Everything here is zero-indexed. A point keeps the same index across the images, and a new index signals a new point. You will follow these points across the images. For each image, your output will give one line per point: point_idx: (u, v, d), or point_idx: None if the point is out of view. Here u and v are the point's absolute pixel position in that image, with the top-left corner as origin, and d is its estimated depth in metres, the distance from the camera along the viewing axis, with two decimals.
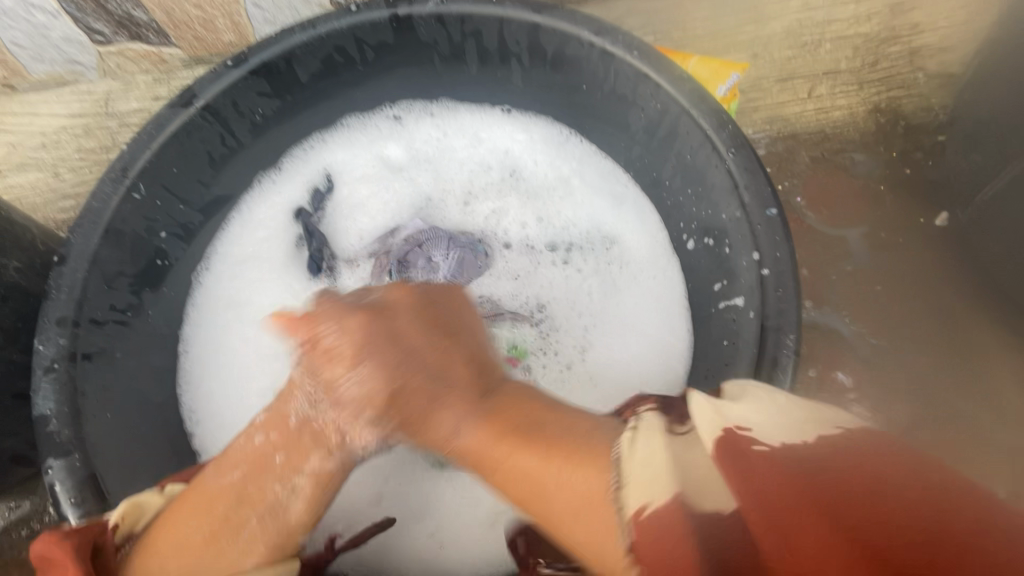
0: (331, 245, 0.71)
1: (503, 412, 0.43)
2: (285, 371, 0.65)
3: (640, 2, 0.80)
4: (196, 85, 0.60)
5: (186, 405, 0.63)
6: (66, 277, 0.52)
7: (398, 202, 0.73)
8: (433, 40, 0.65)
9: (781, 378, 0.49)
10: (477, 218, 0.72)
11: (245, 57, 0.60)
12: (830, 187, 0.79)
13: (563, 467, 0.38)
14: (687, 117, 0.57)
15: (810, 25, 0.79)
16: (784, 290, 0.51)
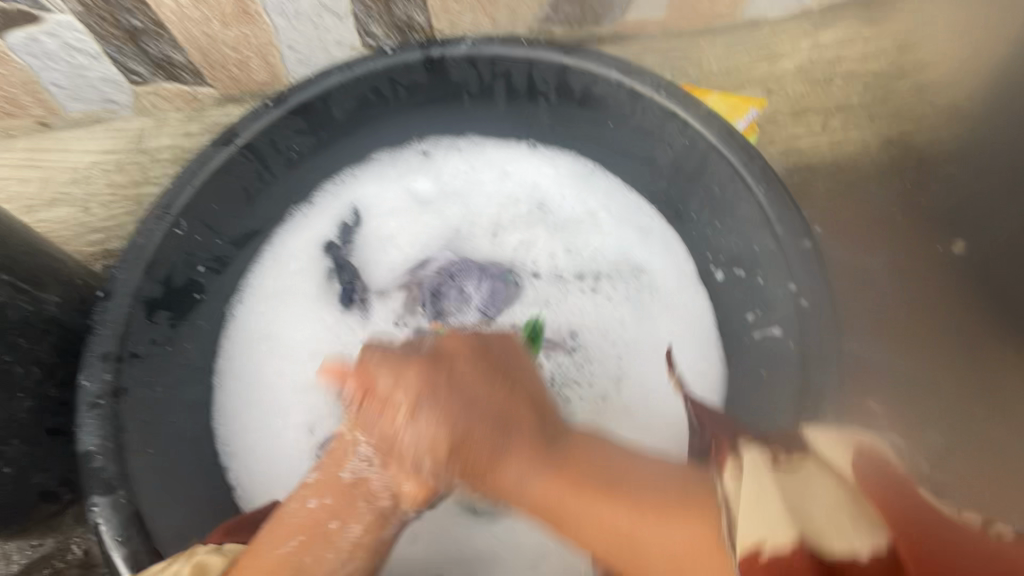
0: (363, 278, 0.71)
1: (584, 460, 0.46)
2: (320, 402, 0.65)
3: (657, 42, 0.83)
4: (236, 125, 0.62)
5: (220, 439, 0.63)
6: (111, 312, 0.54)
7: (427, 235, 0.73)
8: (464, 80, 0.68)
9: (828, 405, 0.52)
10: (506, 249, 0.72)
11: (285, 97, 0.63)
12: (849, 218, 0.80)
13: (653, 515, 0.40)
14: (715, 153, 0.59)
15: (821, 63, 0.83)
16: (824, 320, 0.54)
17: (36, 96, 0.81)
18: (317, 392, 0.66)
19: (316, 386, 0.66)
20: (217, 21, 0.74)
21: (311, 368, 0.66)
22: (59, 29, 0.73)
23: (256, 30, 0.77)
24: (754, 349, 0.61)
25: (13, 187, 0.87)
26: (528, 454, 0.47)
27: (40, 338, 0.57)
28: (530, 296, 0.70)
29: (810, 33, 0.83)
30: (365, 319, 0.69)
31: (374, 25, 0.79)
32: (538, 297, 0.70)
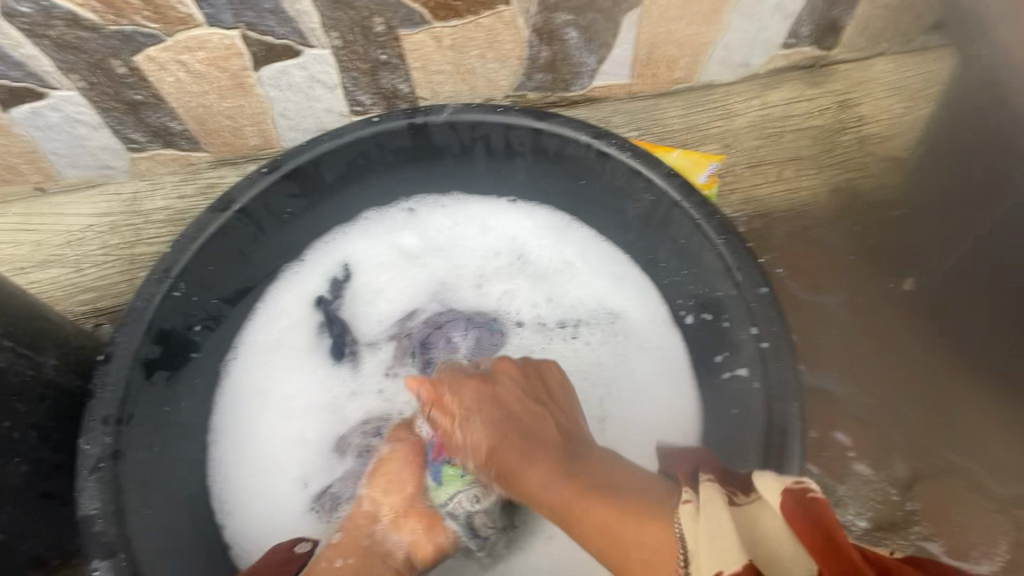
0: (352, 330, 0.74)
1: (590, 473, 0.51)
2: (314, 456, 0.68)
3: (624, 104, 0.91)
4: (233, 191, 0.65)
5: (216, 496, 0.64)
6: (111, 376, 0.56)
7: (414, 288, 0.77)
8: (447, 143, 0.73)
9: (792, 446, 0.53)
10: (490, 299, 0.77)
11: (278, 163, 0.66)
12: (807, 259, 0.86)
13: (623, 515, 0.45)
14: (679, 208, 0.65)
15: (771, 120, 0.90)
16: (783, 361, 0.56)
17: (35, 164, 0.85)
18: (309, 445, 0.68)
19: (309, 439, 0.68)
20: (214, 93, 0.80)
21: (304, 421, 0.69)
22: (62, 103, 0.77)
23: (251, 100, 0.82)
24: (722, 389, 0.63)
25: (6, 250, 0.89)
26: (547, 465, 0.52)
27: (38, 402, 0.59)
28: (516, 344, 0.74)
29: (760, 93, 0.91)
30: (356, 370, 0.72)
31: (362, 93, 0.85)
32: (524, 345, 0.74)
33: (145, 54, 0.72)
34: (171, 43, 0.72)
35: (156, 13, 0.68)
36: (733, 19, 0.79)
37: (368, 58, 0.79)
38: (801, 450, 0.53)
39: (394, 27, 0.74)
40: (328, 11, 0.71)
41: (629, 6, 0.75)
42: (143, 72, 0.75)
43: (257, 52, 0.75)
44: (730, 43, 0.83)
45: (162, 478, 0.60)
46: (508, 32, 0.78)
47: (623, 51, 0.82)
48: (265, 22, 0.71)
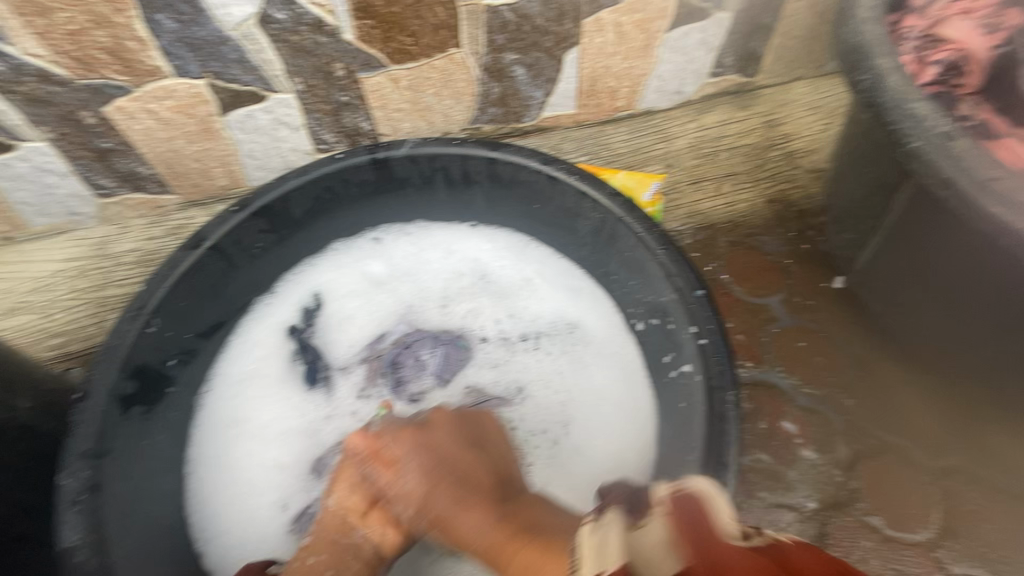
0: (325, 356, 0.77)
1: (523, 514, 0.53)
2: (290, 480, 0.70)
3: (572, 132, 0.99)
4: (204, 229, 0.69)
5: (194, 524, 0.66)
6: (88, 411, 0.58)
7: (383, 312, 0.81)
8: (407, 175, 0.78)
9: (730, 429, 0.59)
10: (455, 317, 0.81)
11: (248, 201, 0.70)
12: (748, 264, 0.94)
13: (542, 554, 0.45)
14: (623, 223, 0.71)
15: (707, 141, 0.99)
16: (720, 355, 0.62)
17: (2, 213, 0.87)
18: (287, 470, 0.70)
19: (285, 464, 0.70)
20: (182, 138, 0.83)
21: (280, 447, 0.71)
22: (31, 154, 0.80)
23: (218, 144, 0.86)
24: (671, 386, 0.68)
25: None
26: (481, 509, 0.53)
27: (12, 444, 0.60)
28: (480, 358, 0.79)
29: (694, 117, 1.00)
30: (330, 395, 0.75)
31: (326, 132, 0.90)
32: (488, 358, 0.79)
33: (115, 105, 0.76)
34: (140, 94, 0.76)
35: (126, 66, 0.72)
36: (663, 53, 0.88)
37: (330, 100, 0.84)
38: (739, 433, 0.59)
39: (354, 71, 0.80)
40: (291, 59, 0.76)
41: (568, 45, 0.83)
42: (112, 121, 0.78)
43: (223, 99, 0.79)
44: (663, 74, 0.92)
45: (139, 510, 0.61)
46: (460, 72, 0.84)
47: (567, 85, 0.90)
48: (231, 72, 0.76)
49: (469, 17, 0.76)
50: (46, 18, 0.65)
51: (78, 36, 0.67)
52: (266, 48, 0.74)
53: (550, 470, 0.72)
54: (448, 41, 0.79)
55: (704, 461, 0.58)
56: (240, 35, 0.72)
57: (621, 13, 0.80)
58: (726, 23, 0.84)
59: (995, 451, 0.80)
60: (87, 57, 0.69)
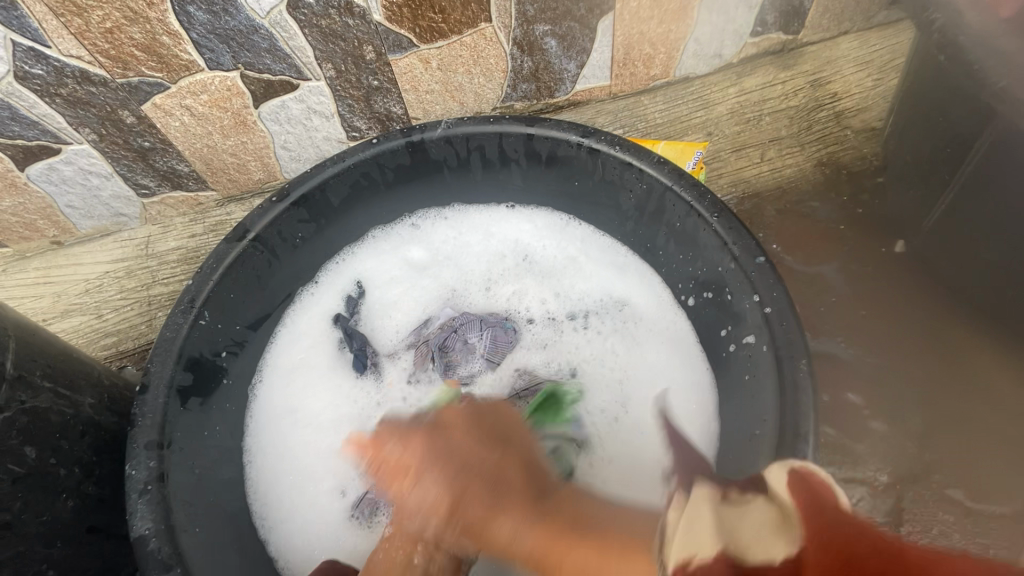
0: (372, 343, 0.77)
1: (564, 512, 0.54)
2: (348, 466, 0.70)
3: (606, 104, 0.96)
4: (246, 221, 0.69)
5: (257, 513, 0.66)
6: (150, 404, 0.58)
7: (426, 297, 0.80)
8: (443, 157, 0.76)
9: (805, 398, 0.55)
10: (501, 300, 0.80)
11: (287, 192, 0.70)
12: (799, 232, 0.90)
13: (599, 554, 0.47)
14: (672, 192, 0.68)
15: (749, 105, 0.94)
16: (787, 323, 0.59)
17: (51, 219, 0.89)
18: (343, 456, 0.70)
19: (340, 451, 0.70)
20: (218, 134, 0.84)
21: (335, 434, 0.71)
22: (75, 157, 0.81)
23: (253, 137, 0.86)
24: (731, 360, 0.66)
25: (28, 304, 0.92)
26: (517, 512, 0.53)
27: (80, 439, 0.62)
28: (528, 340, 0.77)
29: (735, 82, 0.95)
30: (379, 381, 0.74)
31: (358, 119, 0.89)
32: (536, 341, 0.77)
33: (152, 102, 0.77)
34: (176, 89, 0.76)
35: (161, 62, 0.72)
36: (701, 15, 0.83)
37: (361, 85, 0.83)
38: (815, 401, 0.56)
39: (384, 53, 0.79)
40: (321, 45, 0.75)
41: (602, 12, 0.80)
42: (150, 119, 0.79)
43: (256, 90, 0.79)
44: (701, 37, 0.87)
45: (205, 499, 0.61)
46: (491, 48, 0.82)
47: (601, 55, 0.87)
48: (262, 61, 0.75)
49: None
50: (83, 17, 0.65)
51: (113, 33, 0.67)
52: (296, 34, 0.73)
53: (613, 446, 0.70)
54: (478, 16, 0.77)
55: (777, 434, 0.56)
56: (271, 23, 0.71)
57: None
58: None
59: None
60: (124, 55, 0.70)
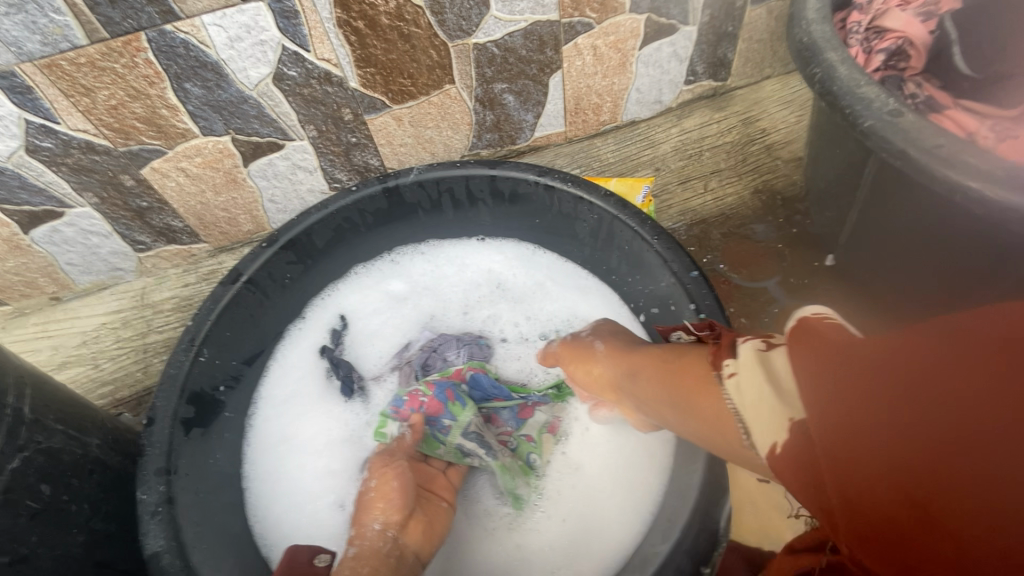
0: (357, 369, 0.84)
1: (676, 368, 0.51)
2: (341, 484, 0.76)
3: (564, 148, 1.07)
4: (239, 265, 0.74)
5: (259, 534, 0.71)
6: (157, 434, 0.63)
7: (407, 325, 0.88)
8: (417, 201, 0.84)
9: None
10: (477, 321, 0.88)
11: (275, 238, 0.76)
12: (744, 251, 0.99)
13: (690, 391, 0.47)
14: (619, 220, 0.76)
15: (691, 142, 1.07)
16: (720, 327, 0.66)
17: (52, 276, 0.96)
18: (337, 475, 0.76)
19: (335, 469, 0.76)
20: (210, 191, 0.92)
21: (328, 456, 0.77)
22: (77, 219, 0.88)
23: (242, 193, 0.94)
24: None
25: (27, 359, 0.96)
26: (648, 374, 0.55)
27: (89, 477, 0.66)
28: (502, 353, 0.86)
29: (676, 122, 1.08)
30: (367, 403, 0.81)
31: (339, 172, 0.98)
32: (509, 355, 0.86)
33: (150, 166, 0.85)
34: (173, 154, 0.84)
35: (160, 131, 0.81)
36: (638, 68, 0.96)
37: (340, 142, 0.92)
38: None
39: (361, 114, 0.89)
40: (303, 109, 0.85)
41: (552, 70, 0.91)
42: (148, 181, 0.87)
43: (246, 151, 0.88)
44: (641, 86, 1.00)
45: (213, 519, 0.66)
46: (456, 104, 0.93)
47: (555, 106, 0.98)
48: (251, 126, 0.85)
49: (460, 56, 0.85)
50: (91, 97, 0.73)
51: (117, 109, 0.76)
52: (281, 101, 0.83)
53: (585, 451, 0.77)
54: (443, 79, 0.87)
55: None
56: (259, 93, 0.81)
57: (596, 36, 0.88)
58: (693, 35, 0.93)
59: None
60: (126, 127, 0.78)
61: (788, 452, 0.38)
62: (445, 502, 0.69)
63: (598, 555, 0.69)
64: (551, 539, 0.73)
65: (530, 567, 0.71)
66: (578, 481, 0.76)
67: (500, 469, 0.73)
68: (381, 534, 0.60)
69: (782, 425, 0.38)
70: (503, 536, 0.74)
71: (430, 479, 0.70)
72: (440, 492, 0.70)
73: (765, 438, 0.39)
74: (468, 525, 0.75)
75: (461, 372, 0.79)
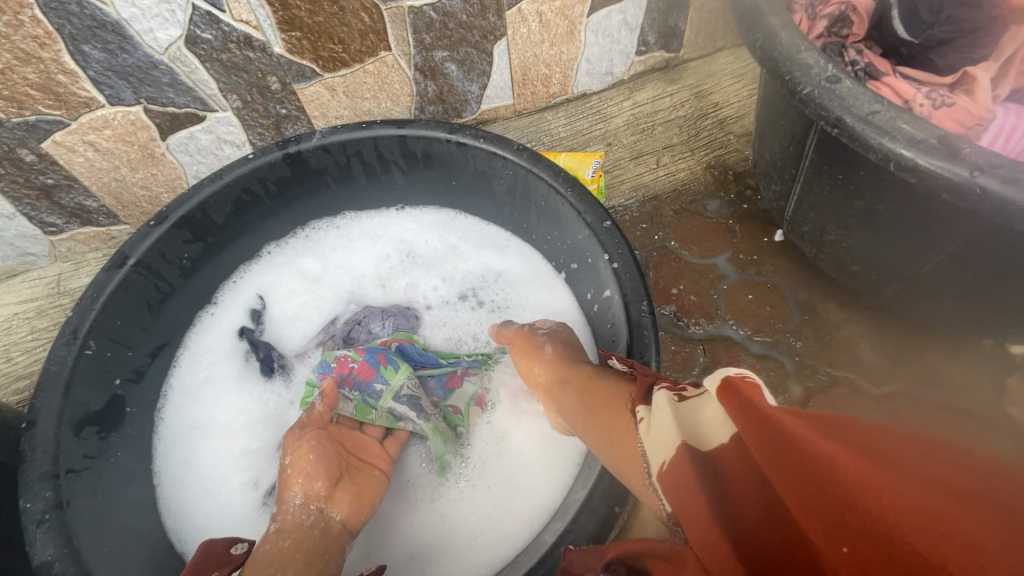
0: (279, 347, 0.80)
1: (598, 394, 0.52)
2: (260, 466, 0.73)
3: (512, 122, 1.03)
4: (126, 248, 0.68)
5: (171, 529, 0.68)
6: (39, 437, 0.58)
7: (329, 298, 0.85)
8: (324, 166, 0.78)
9: (646, 336, 0.61)
10: (398, 292, 0.85)
11: (165, 215, 0.70)
12: (696, 229, 0.97)
13: (607, 415, 0.49)
14: (532, 174, 0.73)
15: (643, 117, 1.04)
16: (632, 275, 0.64)
17: None
18: (255, 457, 0.73)
19: (252, 450, 0.74)
20: (126, 167, 0.85)
21: (246, 438, 0.74)
22: None
23: (163, 169, 0.87)
24: (599, 315, 0.72)
25: None
26: (573, 389, 0.57)
27: None
28: (430, 321, 0.84)
29: (628, 95, 1.05)
30: (288, 382, 0.78)
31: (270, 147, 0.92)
32: (436, 321, 0.84)
33: (53, 139, 0.76)
34: (77, 126, 0.76)
35: (58, 100, 0.72)
36: (587, 37, 0.92)
37: (269, 114, 0.87)
38: (658, 349, 0.60)
39: (289, 83, 0.82)
40: (224, 77, 0.78)
41: (495, 37, 0.87)
42: (52, 157, 0.78)
43: (162, 123, 0.81)
44: (591, 57, 0.96)
45: (116, 521, 0.62)
46: (394, 74, 0.87)
47: (500, 77, 0.94)
48: (166, 95, 0.78)
49: (394, 20, 0.79)
50: None
51: (5, 74, 0.67)
52: (198, 68, 0.76)
53: (505, 414, 0.76)
54: (377, 45, 0.82)
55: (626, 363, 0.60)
56: (170, 58, 0.73)
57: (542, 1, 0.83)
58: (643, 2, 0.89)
59: (930, 369, 0.83)
60: (18, 95, 0.70)
61: (673, 473, 0.36)
62: (377, 470, 0.68)
63: (520, 515, 0.68)
64: (473, 506, 0.71)
65: (451, 531, 0.69)
66: (500, 446, 0.74)
67: (432, 433, 0.71)
68: (303, 508, 0.59)
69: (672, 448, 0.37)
70: (426, 505, 0.72)
71: (362, 447, 0.69)
72: (373, 461, 0.68)
73: (656, 457, 0.38)
74: (396, 499, 0.72)
75: (385, 343, 0.77)
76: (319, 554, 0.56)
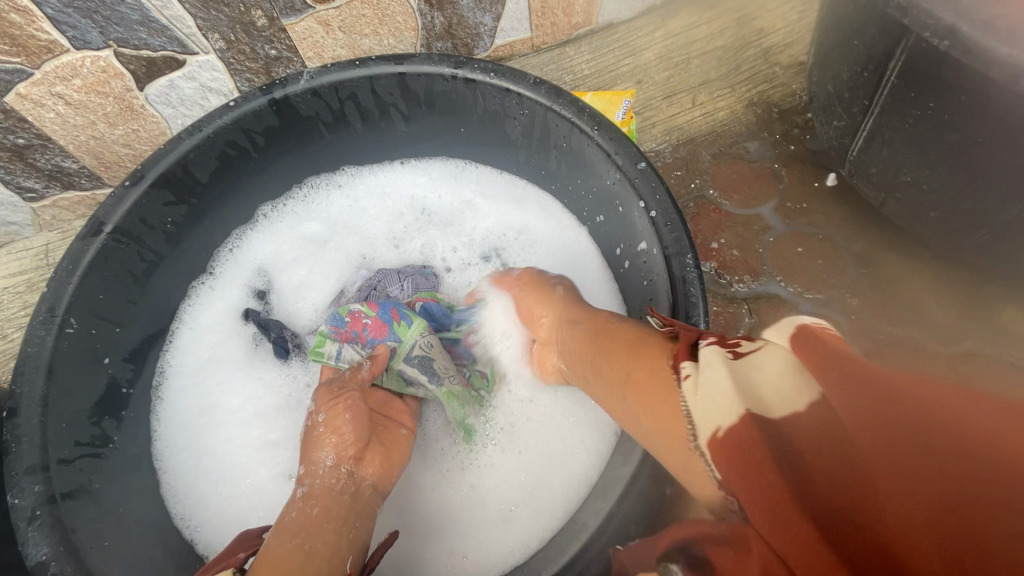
0: (290, 325, 0.74)
1: (615, 347, 0.47)
2: (281, 455, 0.69)
3: (530, 59, 0.92)
4: (101, 213, 0.61)
5: (178, 513, 0.65)
6: (24, 427, 0.53)
7: (336, 270, 0.78)
8: (314, 112, 0.69)
9: (694, 291, 0.53)
10: (413, 255, 0.78)
11: (141, 173, 0.62)
12: (735, 174, 0.88)
13: (634, 373, 0.43)
14: (552, 112, 0.63)
15: (677, 48, 0.92)
16: (672, 223, 0.56)
17: None
18: (275, 446, 0.69)
19: (272, 441, 0.69)
20: (103, 123, 0.76)
21: (262, 427, 0.70)
22: None
23: (144, 122, 0.79)
24: (633, 269, 0.64)
25: None
26: (581, 343, 0.51)
27: None
28: (450, 283, 0.77)
29: (660, 25, 0.92)
30: (306, 362, 0.72)
31: None
32: (457, 283, 0.77)
33: (16, 92, 0.67)
34: (42, 75, 0.67)
35: (15, 44, 0.63)
36: None
37: (257, 56, 0.77)
38: (705, 299, 0.53)
39: (277, 18, 0.72)
40: (203, 13, 0.67)
41: None
42: (18, 112, 0.70)
43: (137, 70, 0.71)
44: None
45: (116, 508, 0.59)
46: (395, 4, 0.76)
47: (517, 5, 0.81)
48: (137, 36, 0.67)
49: None
50: None
51: None
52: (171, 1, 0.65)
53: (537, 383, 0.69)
54: None
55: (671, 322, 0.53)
56: None
57: None
58: None
59: (1003, 325, 0.75)
60: None
61: (731, 436, 0.34)
62: (405, 428, 0.63)
63: (558, 493, 0.63)
64: (506, 474, 0.66)
65: (484, 506, 0.65)
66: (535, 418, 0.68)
67: (447, 398, 0.65)
68: (334, 471, 0.54)
69: (734, 410, 0.34)
70: (456, 479, 0.67)
71: (383, 405, 0.63)
72: (399, 418, 0.63)
73: (707, 419, 0.35)
74: (427, 470, 0.68)
75: (410, 304, 0.70)
76: (350, 521, 0.52)
